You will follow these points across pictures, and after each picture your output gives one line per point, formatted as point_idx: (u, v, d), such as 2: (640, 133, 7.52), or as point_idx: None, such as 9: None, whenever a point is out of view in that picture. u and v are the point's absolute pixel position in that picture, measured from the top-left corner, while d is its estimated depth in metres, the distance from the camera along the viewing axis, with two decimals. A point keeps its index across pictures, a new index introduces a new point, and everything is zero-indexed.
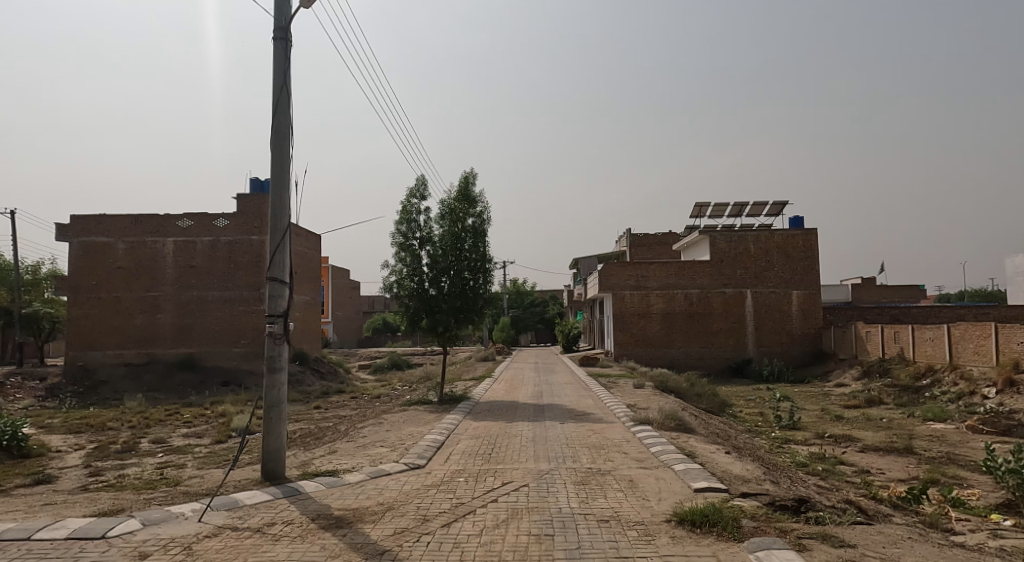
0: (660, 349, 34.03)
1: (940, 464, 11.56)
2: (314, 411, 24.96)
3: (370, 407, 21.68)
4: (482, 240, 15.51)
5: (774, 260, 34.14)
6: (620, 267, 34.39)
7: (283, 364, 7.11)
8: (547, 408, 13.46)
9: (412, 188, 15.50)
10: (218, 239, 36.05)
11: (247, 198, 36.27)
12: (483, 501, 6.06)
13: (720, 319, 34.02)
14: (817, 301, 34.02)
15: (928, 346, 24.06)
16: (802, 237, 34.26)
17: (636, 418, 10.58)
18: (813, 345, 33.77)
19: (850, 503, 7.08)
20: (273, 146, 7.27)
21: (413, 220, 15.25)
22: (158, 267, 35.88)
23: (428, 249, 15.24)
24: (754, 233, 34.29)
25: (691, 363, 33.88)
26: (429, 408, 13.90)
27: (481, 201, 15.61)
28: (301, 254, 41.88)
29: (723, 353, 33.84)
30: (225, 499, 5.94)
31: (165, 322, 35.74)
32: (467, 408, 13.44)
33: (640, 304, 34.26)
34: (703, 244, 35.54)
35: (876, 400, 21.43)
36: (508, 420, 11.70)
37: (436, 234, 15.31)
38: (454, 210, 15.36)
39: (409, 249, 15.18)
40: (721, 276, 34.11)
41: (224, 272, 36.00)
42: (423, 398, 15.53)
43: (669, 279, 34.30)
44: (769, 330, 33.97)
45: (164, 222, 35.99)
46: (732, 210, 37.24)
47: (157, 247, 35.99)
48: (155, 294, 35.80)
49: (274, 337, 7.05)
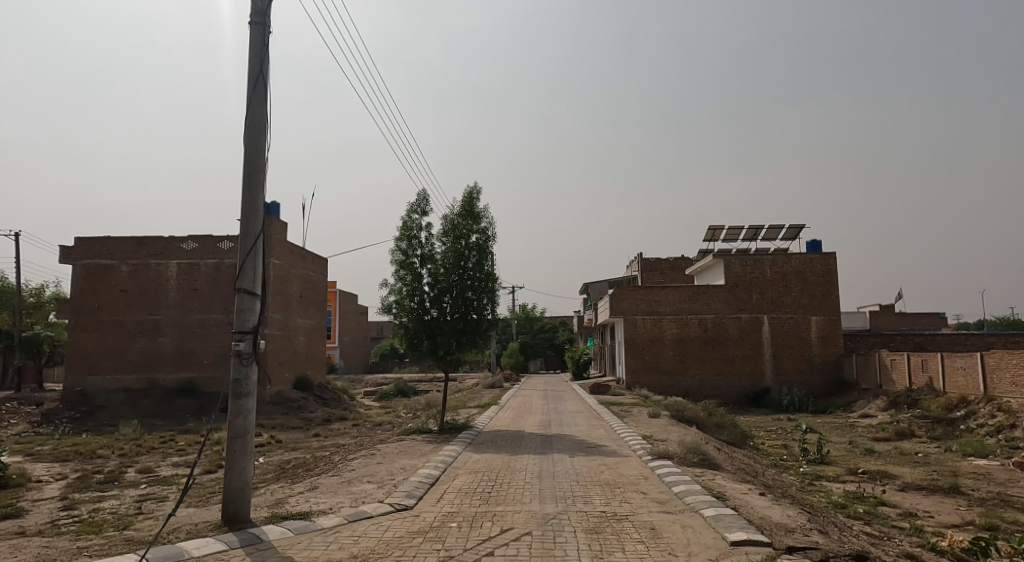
0: (674, 377, 32.79)
1: (995, 507, 10.34)
2: (313, 439, 23.93)
3: (370, 436, 20.64)
4: (486, 258, 14.67)
5: (791, 285, 33.02)
6: (631, 292, 33.39)
7: (251, 389, 6.16)
8: (556, 439, 12.38)
9: (413, 202, 14.71)
10: (223, 262, 35.59)
11: None
12: (477, 554, 5.06)
13: (736, 345, 32.82)
14: (837, 327, 32.75)
15: (960, 376, 22.76)
16: (821, 261, 33.22)
17: (654, 451, 9.54)
18: (834, 374, 32.38)
19: (913, 559, 5.99)
20: (246, 139, 6.51)
21: (413, 237, 14.47)
22: (161, 290, 35.35)
23: (430, 267, 14.41)
24: (770, 257, 33.27)
25: (706, 392, 32.59)
26: (428, 438, 12.90)
27: (485, 217, 14.77)
28: (306, 278, 41.27)
29: (740, 381, 32.54)
30: (170, 549, 4.99)
31: (167, 346, 35.00)
32: (468, 438, 12.41)
33: (652, 329, 33.13)
34: (717, 268, 34.56)
35: (908, 432, 20.09)
36: (512, 453, 10.68)
37: (438, 252, 14.50)
38: (457, 227, 14.54)
39: (409, 266, 14.36)
40: (737, 301, 33.03)
41: (227, 295, 35.39)
42: (422, 427, 14.53)
43: (682, 304, 33.22)
44: (787, 357, 32.68)
45: (168, 244, 35.60)
46: (747, 233, 36.26)
47: (161, 269, 35.53)
48: (157, 317, 35.16)
49: (241, 357, 6.16)
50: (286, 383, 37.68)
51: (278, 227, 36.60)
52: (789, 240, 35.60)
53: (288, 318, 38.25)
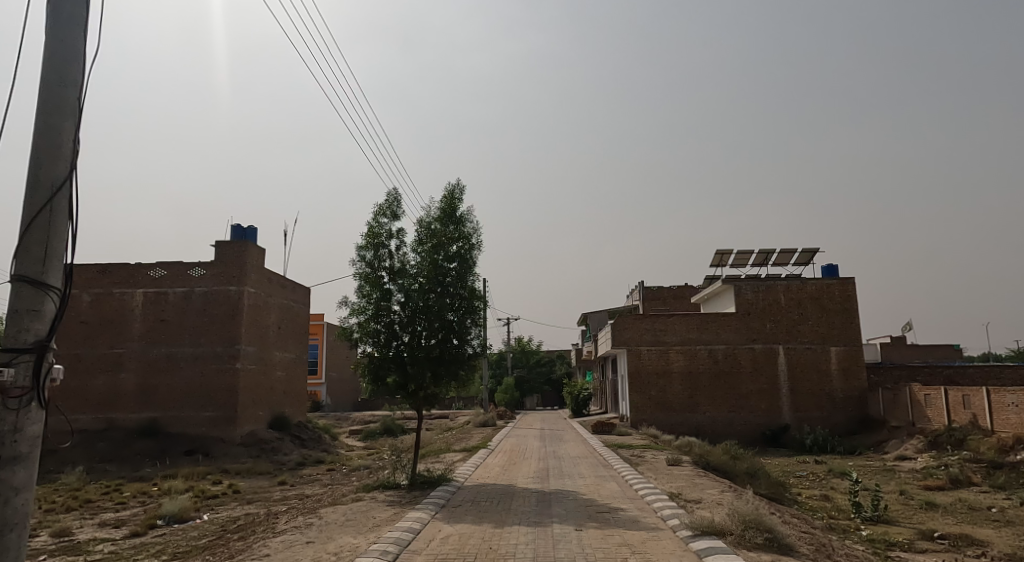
0: (683, 414, 29.95)
1: None
2: (277, 489, 20.96)
3: (340, 487, 17.76)
4: (471, 271, 12.12)
5: (808, 312, 30.57)
6: (635, 321, 30.79)
7: (26, 452, 3.49)
8: (556, 499, 9.63)
9: (379, 204, 12.23)
10: (193, 290, 32.94)
11: (226, 245, 33.50)
12: None
13: (750, 379, 30.13)
14: (858, 358, 30.13)
15: (1011, 413, 20.10)
16: (838, 287, 30.83)
17: (694, 523, 6.84)
18: (858, 411, 29.60)
19: None
20: (47, 33, 3.91)
21: (381, 245, 11.95)
22: (125, 321, 32.61)
23: (401, 282, 11.79)
24: (784, 282, 30.85)
25: (719, 430, 29.75)
26: (392, 497, 10.11)
27: (469, 222, 12.22)
28: (286, 308, 38.57)
29: (755, 419, 29.73)
30: None
31: (129, 383, 32.05)
32: (443, 498, 9.63)
33: (659, 362, 30.41)
34: (726, 294, 32.06)
35: (963, 479, 17.30)
36: (497, 522, 7.94)
37: (411, 264, 11.93)
38: (435, 233, 12.00)
39: (375, 280, 11.75)
40: (749, 330, 30.45)
41: (197, 325, 32.63)
42: (389, 479, 11.69)
43: (690, 334, 30.58)
44: (806, 392, 29.94)
45: (134, 272, 33.03)
46: (757, 258, 33.97)
47: (125, 298, 32.85)
48: (119, 351, 32.31)
49: (6, 395, 3.47)
50: (260, 423, 34.58)
51: (255, 253, 34.14)
52: (802, 265, 33.28)
53: (264, 351, 35.40)
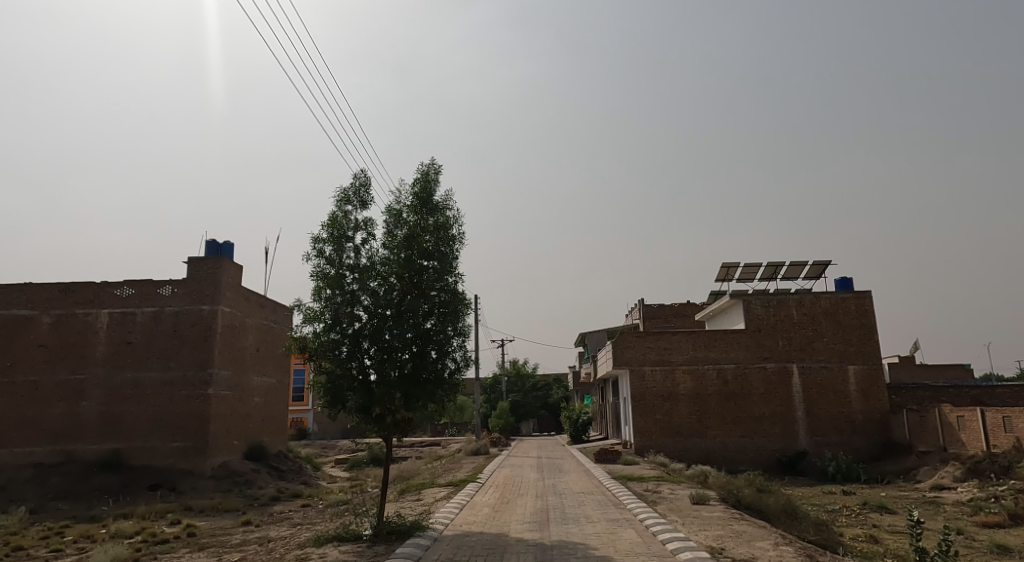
0: (692, 440, 27.64)
1: None
2: (241, 529, 18.50)
3: (305, 529, 15.37)
4: (451, 268, 10.05)
5: (822, 328, 28.54)
6: (637, 339, 28.66)
7: None
8: (560, 557, 7.39)
9: (341, 188, 10.09)
10: (163, 310, 30.64)
11: (200, 261, 31.33)
12: None
13: (763, 401, 27.93)
14: (878, 378, 28.04)
15: None
16: (854, 301, 28.85)
17: None
18: (880, 435, 27.37)
19: None
20: None
21: (343, 237, 9.79)
22: (88, 344, 30.25)
23: (367, 282, 9.61)
24: (795, 296, 28.87)
25: (730, 457, 27.43)
26: (348, 556, 7.84)
27: (449, 210, 10.19)
28: (265, 330, 36.23)
29: (770, 444, 27.47)
30: None
31: (90, 412, 29.55)
32: (411, 558, 7.36)
33: (664, 383, 28.18)
34: (734, 310, 30.03)
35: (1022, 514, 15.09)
36: None
37: (380, 261, 9.80)
38: (408, 223, 9.92)
39: (336, 278, 9.55)
40: (760, 348, 28.36)
41: (166, 348, 30.27)
42: (349, 528, 9.34)
43: (697, 353, 28.43)
44: (823, 414, 27.74)
45: (100, 291, 30.76)
46: (765, 271, 32.05)
47: (89, 320, 30.51)
48: (81, 377, 29.88)
49: None
50: (235, 454, 32.00)
51: (230, 269, 31.96)
52: (814, 278, 31.34)
53: (240, 375, 32.99)
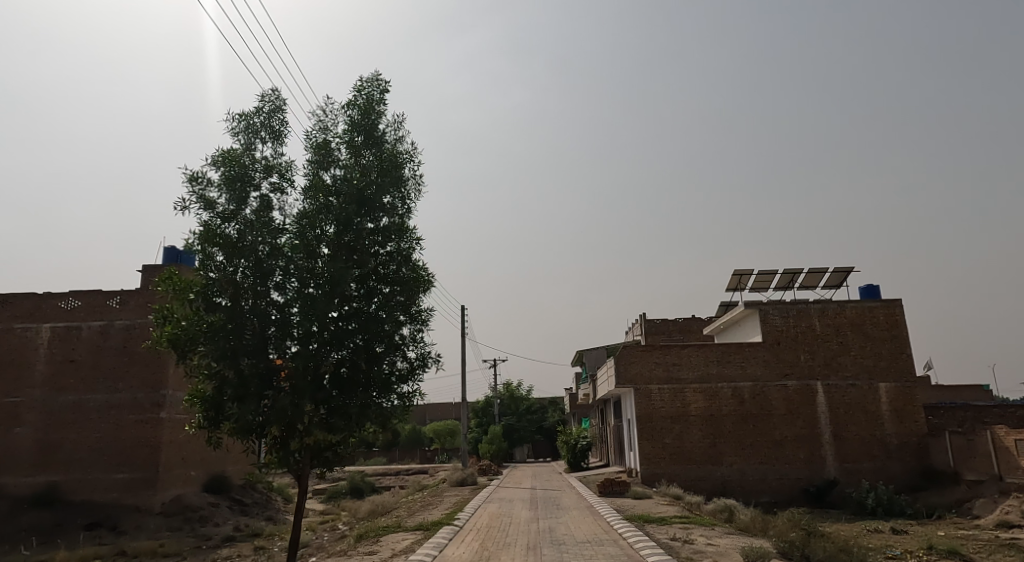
0: (705, 467, 24.42)
1: None
2: None
3: None
4: (400, 225, 7.13)
5: (848, 340, 25.59)
6: (642, 354, 25.57)
7: None
8: None
9: (242, 113, 7.19)
10: (112, 324, 27.37)
11: (156, 269, 28.19)
12: None
13: (785, 422, 24.81)
14: (912, 396, 25.02)
15: None
16: (883, 311, 25.93)
17: None
18: (919, 461, 24.23)
19: None
20: None
21: (242, 180, 6.81)
22: (26, 363, 26.97)
23: (276, 243, 6.62)
24: (817, 305, 25.92)
25: (750, 488, 24.18)
26: None
27: (399, 147, 7.33)
28: None
29: (794, 472, 24.27)
30: None
31: (25, 439, 26.10)
32: None
33: (673, 403, 25.02)
34: (749, 322, 27.02)
35: None
36: None
37: (297, 212, 6.82)
38: (339, 161, 7.01)
39: (229, 238, 6.52)
40: (780, 364, 25.33)
41: (114, 367, 26.99)
42: None
43: (710, 369, 25.34)
44: (853, 438, 24.60)
45: (42, 304, 27.54)
46: (780, 280, 29.19)
47: (28, 335, 27.22)
48: (16, 400, 26.49)
49: None
50: (193, 486, 28.47)
51: None
52: (834, 287, 28.48)
53: None
